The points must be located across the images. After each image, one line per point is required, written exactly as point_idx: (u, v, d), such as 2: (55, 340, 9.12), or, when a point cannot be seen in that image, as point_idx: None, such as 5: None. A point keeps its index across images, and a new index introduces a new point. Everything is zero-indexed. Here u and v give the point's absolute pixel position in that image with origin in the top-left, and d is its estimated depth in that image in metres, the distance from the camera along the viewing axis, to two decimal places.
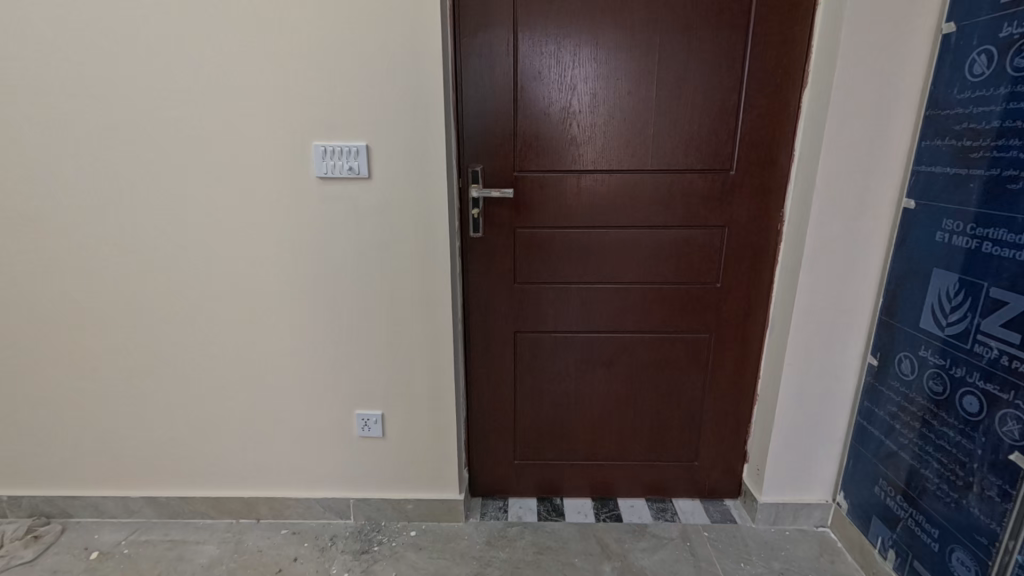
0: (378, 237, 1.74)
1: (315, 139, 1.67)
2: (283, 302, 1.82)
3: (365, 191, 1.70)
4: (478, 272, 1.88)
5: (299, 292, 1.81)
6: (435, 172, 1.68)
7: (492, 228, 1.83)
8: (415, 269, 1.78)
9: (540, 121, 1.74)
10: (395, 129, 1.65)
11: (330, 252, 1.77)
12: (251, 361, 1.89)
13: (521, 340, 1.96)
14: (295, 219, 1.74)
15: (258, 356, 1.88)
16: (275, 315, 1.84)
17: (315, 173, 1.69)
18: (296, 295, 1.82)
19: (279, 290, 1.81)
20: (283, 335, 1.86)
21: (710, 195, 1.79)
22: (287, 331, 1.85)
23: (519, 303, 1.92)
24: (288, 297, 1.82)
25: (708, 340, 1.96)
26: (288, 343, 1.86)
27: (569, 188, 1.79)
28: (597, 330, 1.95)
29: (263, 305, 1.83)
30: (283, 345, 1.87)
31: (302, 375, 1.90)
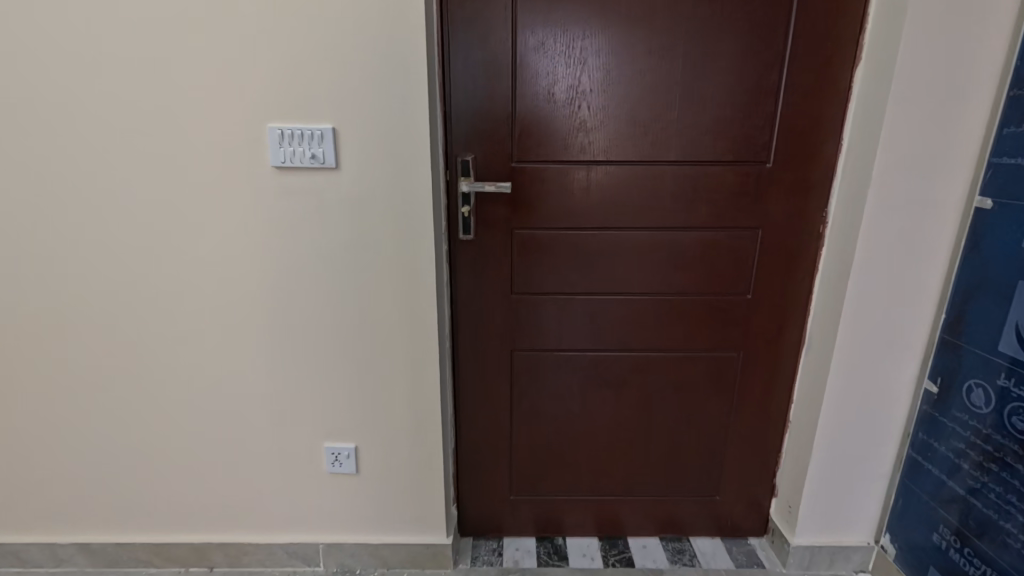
0: (349, 240, 1.46)
1: (270, 121, 1.38)
2: (235, 317, 1.53)
3: (333, 185, 1.42)
4: (468, 282, 1.60)
5: (255, 304, 1.52)
6: (418, 163, 1.40)
7: (485, 229, 1.55)
8: (394, 279, 1.50)
9: (544, 101, 1.46)
10: (367, 111, 1.36)
11: (291, 258, 1.48)
12: (199, 387, 1.60)
13: (520, 359, 1.68)
14: (248, 218, 1.45)
15: (205, 382, 1.59)
16: (226, 332, 1.55)
17: (270, 163, 1.40)
18: (252, 309, 1.53)
19: (231, 303, 1.52)
20: (237, 356, 1.57)
21: (741, 192, 1.52)
22: (241, 352, 1.57)
23: (517, 317, 1.64)
24: (241, 311, 1.53)
25: (735, 359, 1.69)
26: (242, 364, 1.58)
27: (577, 182, 1.51)
28: (608, 348, 1.67)
29: (212, 319, 1.54)
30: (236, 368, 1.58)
31: (259, 403, 1.61)
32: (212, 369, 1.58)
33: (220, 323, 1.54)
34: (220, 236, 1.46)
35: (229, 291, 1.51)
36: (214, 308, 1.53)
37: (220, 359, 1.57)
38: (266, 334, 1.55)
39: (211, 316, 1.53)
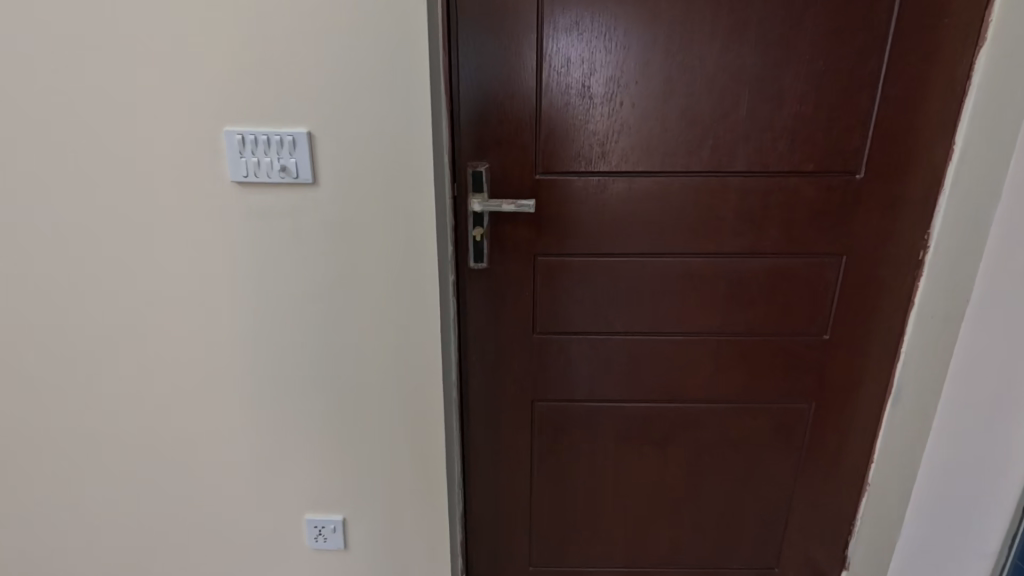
0: (333, 272, 1.17)
1: (229, 124, 1.08)
2: (195, 367, 1.25)
3: (310, 203, 1.12)
4: (480, 319, 1.31)
5: (219, 349, 1.24)
6: (420, 174, 1.10)
7: (501, 256, 1.25)
8: (390, 320, 1.21)
9: (577, 96, 1.15)
10: (353, 109, 1.06)
11: (262, 295, 1.19)
12: (154, 449, 1.31)
13: (543, 411, 1.39)
14: (207, 245, 1.16)
15: (160, 444, 1.31)
16: (184, 384, 1.26)
17: (229, 176, 1.11)
18: (216, 356, 1.24)
19: (190, 348, 1.24)
20: (198, 412, 1.29)
21: (822, 211, 1.22)
22: (203, 407, 1.28)
23: (540, 362, 1.34)
24: (202, 358, 1.24)
25: (804, 412, 1.39)
26: (205, 422, 1.29)
27: (616, 198, 1.21)
28: (650, 398, 1.38)
29: (167, 368, 1.25)
30: (198, 427, 1.30)
31: (226, 468, 1.33)
32: (168, 428, 1.30)
33: (177, 373, 1.26)
34: (173, 268, 1.18)
35: (187, 336, 1.23)
36: (168, 354, 1.24)
37: (178, 416, 1.29)
38: (233, 386, 1.27)
39: (166, 365, 1.25)
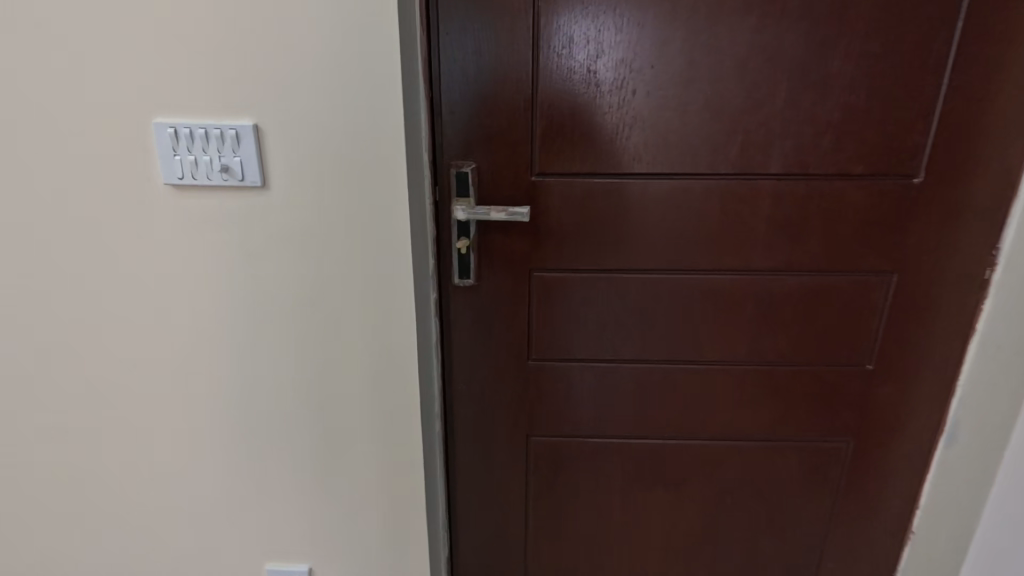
0: (289, 293, 0.98)
1: (159, 115, 0.89)
2: (133, 403, 1.07)
3: (258, 212, 0.93)
4: (466, 344, 1.13)
5: (161, 383, 1.05)
6: (391, 180, 0.90)
7: (491, 271, 1.07)
8: (359, 350, 1.02)
9: (581, 83, 0.97)
10: (307, 100, 0.87)
11: (207, 320, 1.01)
12: (91, 495, 1.14)
13: (539, 448, 1.21)
14: (139, 261, 0.98)
15: (98, 489, 1.13)
16: (122, 423, 1.09)
17: (163, 178, 0.91)
18: (158, 390, 1.06)
19: (127, 381, 1.06)
20: (139, 454, 1.11)
21: (871, 223, 1.03)
22: (143, 449, 1.10)
23: (537, 393, 1.16)
24: (141, 393, 1.06)
25: (841, 452, 1.21)
26: (148, 466, 1.11)
27: (626, 206, 1.03)
28: (662, 434, 1.20)
29: (100, 404, 1.07)
30: (140, 471, 1.12)
31: (175, 516, 1.15)
32: (105, 468, 1.12)
33: (113, 410, 1.08)
34: (103, 288, 1.00)
35: (121, 366, 1.04)
36: (102, 388, 1.06)
37: (118, 458, 1.11)
38: (178, 425, 1.08)
39: (99, 402, 1.07)
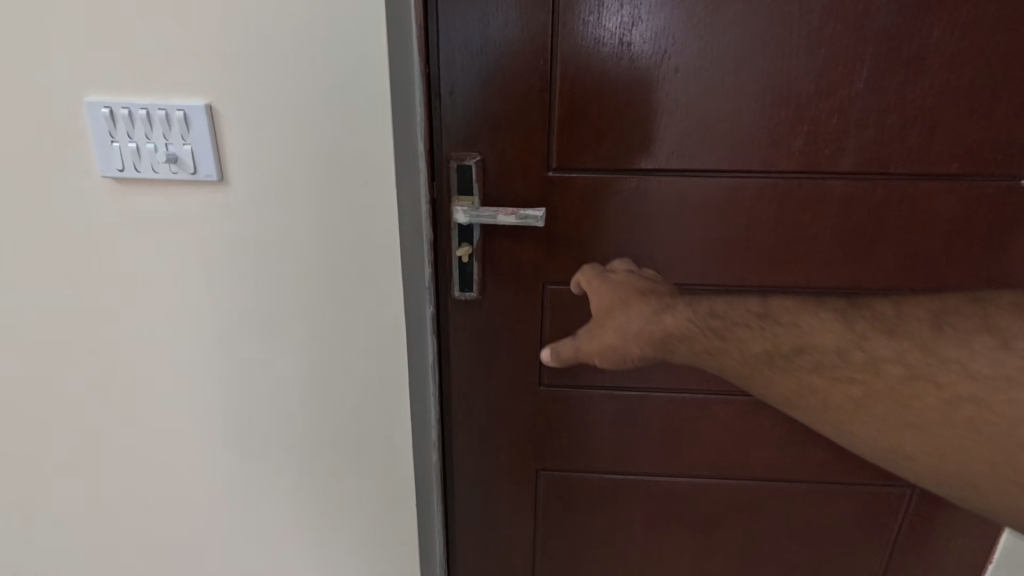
0: (255, 310, 0.82)
1: (90, 92, 0.71)
2: (78, 431, 0.92)
3: (216, 214, 0.77)
4: (467, 366, 0.97)
5: (109, 411, 0.90)
6: (374, 179, 0.74)
7: (496, 283, 0.91)
8: (340, 377, 0.86)
9: (613, 56, 0.79)
10: (270, 76, 0.70)
11: (160, 338, 0.85)
12: (38, 533, 0.99)
13: (550, 483, 1.06)
14: (72, 270, 0.81)
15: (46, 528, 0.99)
16: (68, 454, 0.93)
17: (100, 169, 0.74)
18: (107, 419, 0.91)
19: (69, 408, 0.90)
20: (89, 489, 0.96)
21: (961, 234, 0.84)
22: (95, 482, 0.95)
23: (549, 422, 1.01)
24: (87, 421, 0.91)
25: (903, 499, 1.03)
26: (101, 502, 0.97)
27: (662, 209, 0.85)
28: (693, 472, 1.03)
29: (41, 433, 0.92)
30: (90, 506, 0.97)
31: (137, 556, 1.01)
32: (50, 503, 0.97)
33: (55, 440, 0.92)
34: (30, 302, 0.83)
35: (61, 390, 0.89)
36: (40, 416, 0.90)
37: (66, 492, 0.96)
38: (134, 457, 0.93)
39: (40, 431, 0.92)
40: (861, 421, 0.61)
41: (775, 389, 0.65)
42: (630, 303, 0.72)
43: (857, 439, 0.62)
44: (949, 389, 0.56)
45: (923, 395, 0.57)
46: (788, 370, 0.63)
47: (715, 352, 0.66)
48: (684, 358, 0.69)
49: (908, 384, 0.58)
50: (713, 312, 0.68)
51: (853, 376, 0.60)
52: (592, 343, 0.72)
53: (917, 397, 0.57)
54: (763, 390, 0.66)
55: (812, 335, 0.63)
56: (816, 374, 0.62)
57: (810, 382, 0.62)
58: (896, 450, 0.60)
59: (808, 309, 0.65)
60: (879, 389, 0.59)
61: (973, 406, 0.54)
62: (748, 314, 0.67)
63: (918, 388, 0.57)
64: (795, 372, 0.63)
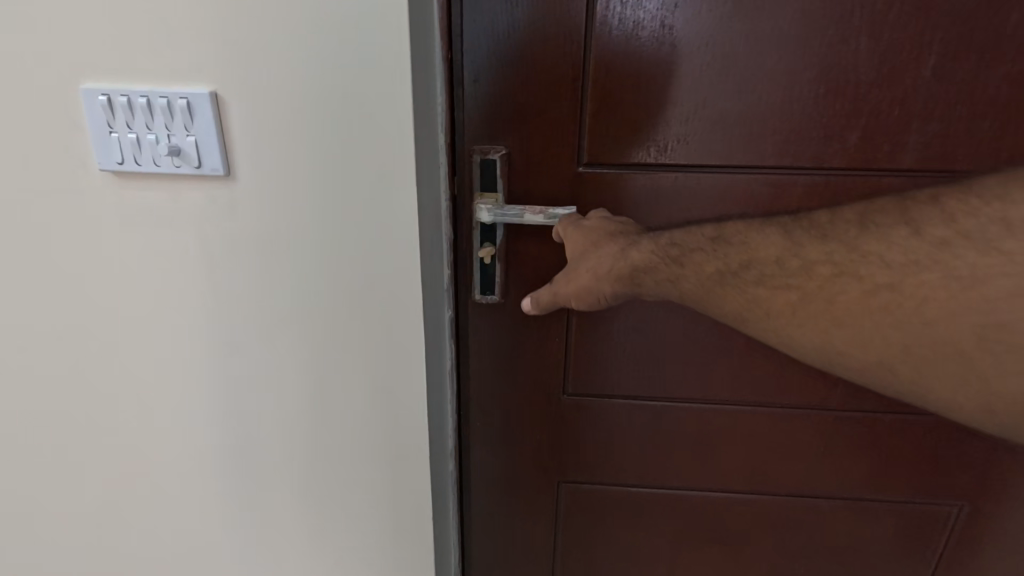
0: (265, 313, 0.77)
1: (85, 79, 0.65)
2: (82, 436, 0.87)
3: (222, 211, 0.71)
4: (487, 373, 0.92)
5: (111, 417, 0.86)
6: (393, 175, 0.68)
7: (520, 285, 0.85)
8: (355, 384, 0.81)
9: (652, 41, 0.72)
10: (281, 63, 0.64)
11: (165, 340, 0.80)
12: (42, 538, 0.95)
13: (572, 495, 1.00)
14: (71, 270, 0.76)
15: (48, 535, 0.95)
16: (71, 459, 0.89)
17: (99, 162, 0.68)
18: (110, 425, 0.86)
19: (71, 413, 0.86)
20: (93, 495, 0.92)
21: None
22: (100, 488, 0.91)
23: (573, 432, 0.95)
24: (90, 425, 0.86)
25: (949, 517, 0.97)
26: (104, 511, 0.93)
27: (701, 208, 0.79)
28: (725, 487, 0.97)
29: (42, 439, 0.88)
30: (95, 512, 0.93)
31: (143, 563, 0.97)
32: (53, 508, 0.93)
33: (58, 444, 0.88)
34: (28, 303, 0.78)
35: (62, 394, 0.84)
36: (41, 421, 0.86)
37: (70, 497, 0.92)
38: (137, 465, 0.89)
39: (41, 437, 0.88)
40: (798, 319, 0.62)
41: (719, 304, 0.66)
42: (598, 244, 0.71)
43: (800, 346, 0.63)
44: (861, 275, 0.58)
45: (848, 290, 0.59)
46: (732, 285, 0.64)
47: (674, 279, 0.66)
48: (654, 292, 0.68)
49: (841, 282, 0.59)
50: (673, 241, 0.67)
51: (789, 283, 0.62)
52: (568, 283, 0.72)
53: (843, 292, 0.59)
54: (714, 308, 0.66)
55: (748, 245, 0.64)
56: (762, 284, 0.63)
57: (752, 292, 0.64)
58: (829, 350, 0.62)
59: (757, 225, 0.65)
60: (810, 290, 0.61)
61: (884, 292, 0.57)
62: (703, 238, 0.67)
63: (844, 287, 0.59)
64: (736, 285, 0.64)
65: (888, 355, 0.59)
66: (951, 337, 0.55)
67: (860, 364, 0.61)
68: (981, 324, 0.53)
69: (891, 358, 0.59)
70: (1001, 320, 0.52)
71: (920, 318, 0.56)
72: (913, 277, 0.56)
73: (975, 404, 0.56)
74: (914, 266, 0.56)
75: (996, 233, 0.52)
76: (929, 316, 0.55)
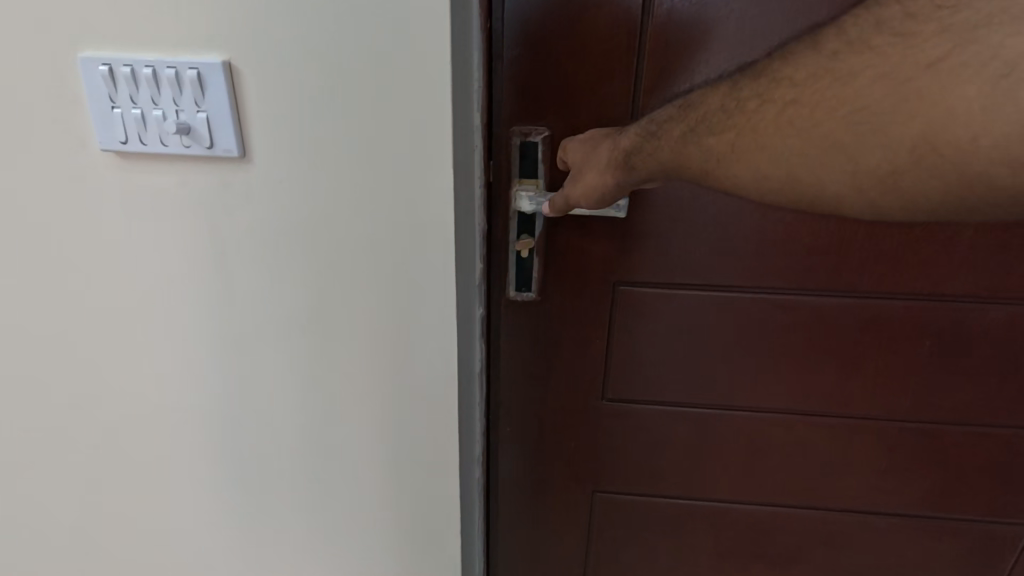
0: (282, 311, 0.70)
1: (83, 47, 0.58)
2: (88, 440, 0.81)
3: (238, 197, 0.64)
4: (519, 375, 0.85)
5: (119, 420, 0.79)
6: (427, 154, 0.60)
7: (559, 281, 0.78)
8: (379, 390, 0.74)
9: (719, 9, 0.63)
10: (303, 27, 0.56)
11: (175, 339, 0.73)
12: (48, 547, 0.90)
13: (607, 507, 0.93)
14: (73, 262, 0.69)
15: (53, 545, 0.89)
16: (77, 464, 0.83)
17: (102, 141, 0.61)
18: (117, 429, 0.80)
19: (74, 417, 0.79)
20: (100, 502, 0.85)
21: None
22: (106, 495, 0.85)
23: (611, 440, 0.88)
24: (96, 428, 0.80)
25: (1017, 537, 0.90)
26: (109, 522, 0.87)
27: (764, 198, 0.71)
28: (774, 501, 0.90)
29: (45, 443, 0.82)
30: (101, 520, 0.87)
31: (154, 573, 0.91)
32: (58, 515, 0.87)
33: (62, 448, 0.82)
34: (26, 298, 0.71)
35: (66, 395, 0.78)
36: (42, 425, 0.80)
37: (75, 505, 0.86)
38: (147, 473, 0.83)
39: (42, 442, 0.81)
40: (737, 154, 0.49)
41: (688, 164, 0.53)
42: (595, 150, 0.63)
43: (738, 190, 0.51)
44: (775, 100, 0.47)
45: (764, 116, 0.47)
46: (692, 141, 0.52)
47: (660, 152, 0.55)
48: (654, 171, 0.56)
49: (763, 108, 0.48)
50: (653, 119, 0.58)
51: (727, 124, 0.50)
52: (572, 186, 0.65)
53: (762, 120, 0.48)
54: (685, 170, 0.53)
55: (697, 106, 0.53)
56: (710, 133, 0.51)
57: (704, 142, 0.51)
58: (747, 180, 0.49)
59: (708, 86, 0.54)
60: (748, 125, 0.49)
61: (791, 109, 0.46)
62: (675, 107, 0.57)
63: (761, 117, 0.48)
64: (696, 140, 0.52)
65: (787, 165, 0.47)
66: (826, 132, 0.44)
67: (777, 194, 0.49)
68: (848, 106, 0.43)
69: (787, 173, 0.47)
70: (868, 101, 0.43)
71: (812, 118, 0.45)
72: (812, 90, 0.45)
73: (846, 189, 0.46)
74: (814, 82, 0.45)
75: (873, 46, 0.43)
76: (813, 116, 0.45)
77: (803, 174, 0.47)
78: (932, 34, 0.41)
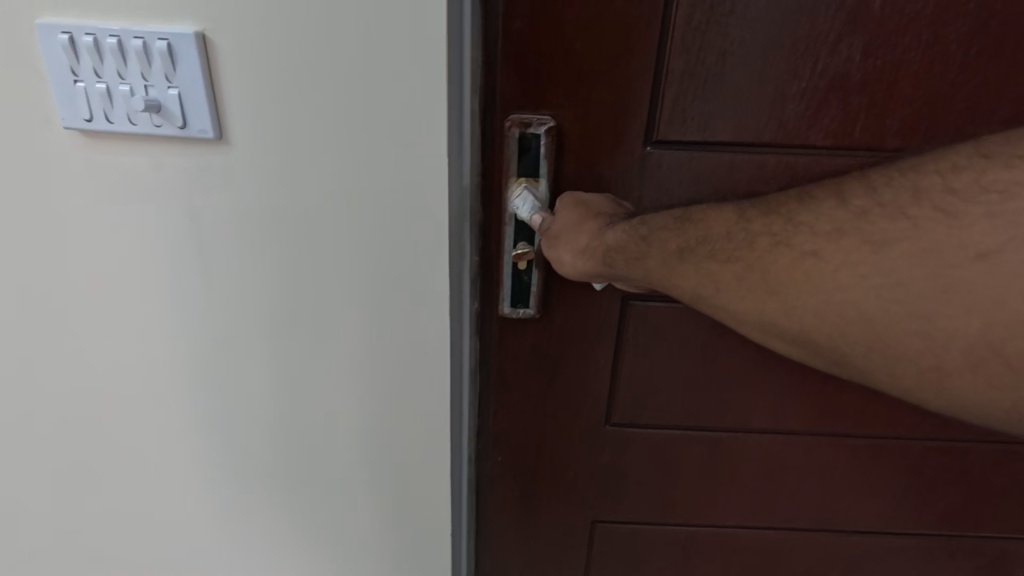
0: (260, 305, 0.65)
1: (40, 12, 0.52)
2: (52, 437, 0.75)
3: (216, 181, 0.59)
4: (517, 396, 0.78)
5: (85, 416, 0.74)
6: (422, 141, 0.55)
7: (561, 295, 0.71)
8: (363, 389, 0.69)
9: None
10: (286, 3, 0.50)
11: (143, 330, 0.68)
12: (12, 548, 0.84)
13: (610, 532, 0.89)
14: (35, 249, 0.63)
15: (19, 549, 0.84)
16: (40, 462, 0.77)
17: (64, 117, 0.56)
18: (84, 427, 0.75)
19: (38, 413, 0.74)
20: (65, 501, 0.80)
21: None
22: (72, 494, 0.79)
23: (615, 461, 0.83)
24: (61, 424, 0.74)
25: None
26: (78, 521, 0.81)
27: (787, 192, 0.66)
28: (786, 526, 0.85)
29: (7, 440, 0.76)
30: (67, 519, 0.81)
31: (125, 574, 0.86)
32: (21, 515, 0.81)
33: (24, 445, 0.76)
34: None
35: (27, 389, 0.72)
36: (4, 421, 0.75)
37: (37, 503, 0.80)
38: (118, 475, 0.78)
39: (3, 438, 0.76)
40: (741, 290, 0.52)
41: (673, 285, 0.56)
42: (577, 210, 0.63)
43: (741, 325, 0.54)
44: (792, 246, 0.51)
45: (777, 259, 0.51)
46: (690, 262, 0.55)
47: (635, 259, 0.57)
48: (619, 271, 0.59)
49: (779, 251, 0.51)
50: (644, 220, 0.58)
51: (733, 254, 0.53)
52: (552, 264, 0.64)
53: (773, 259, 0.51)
54: (669, 290, 0.56)
55: (697, 222, 0.56)
56: (712, 258, 0.54)
57: (703, 266, 0.54)
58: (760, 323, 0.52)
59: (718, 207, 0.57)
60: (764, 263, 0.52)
61: (807, 260, 0.50)
62: (669, 215, 0.58)
63: (773, 259, 0.51)
64: (695, 262, 0.55)
65: (796, 312, 0.50)
66: (835, 293, 0.48)
67: (775, 330, 0.52)
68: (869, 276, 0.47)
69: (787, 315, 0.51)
70: (904, 279, 0.46)
71: (830, 280, 0.48)
72: (831, 247, 0.49)
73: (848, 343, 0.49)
74: (837, 234, 0.49)
75: (904, 198, 0.47)
76: (840, 280, 0.48)
77: (803, 326, 0.50)
78: (972, 198, 0.44)
